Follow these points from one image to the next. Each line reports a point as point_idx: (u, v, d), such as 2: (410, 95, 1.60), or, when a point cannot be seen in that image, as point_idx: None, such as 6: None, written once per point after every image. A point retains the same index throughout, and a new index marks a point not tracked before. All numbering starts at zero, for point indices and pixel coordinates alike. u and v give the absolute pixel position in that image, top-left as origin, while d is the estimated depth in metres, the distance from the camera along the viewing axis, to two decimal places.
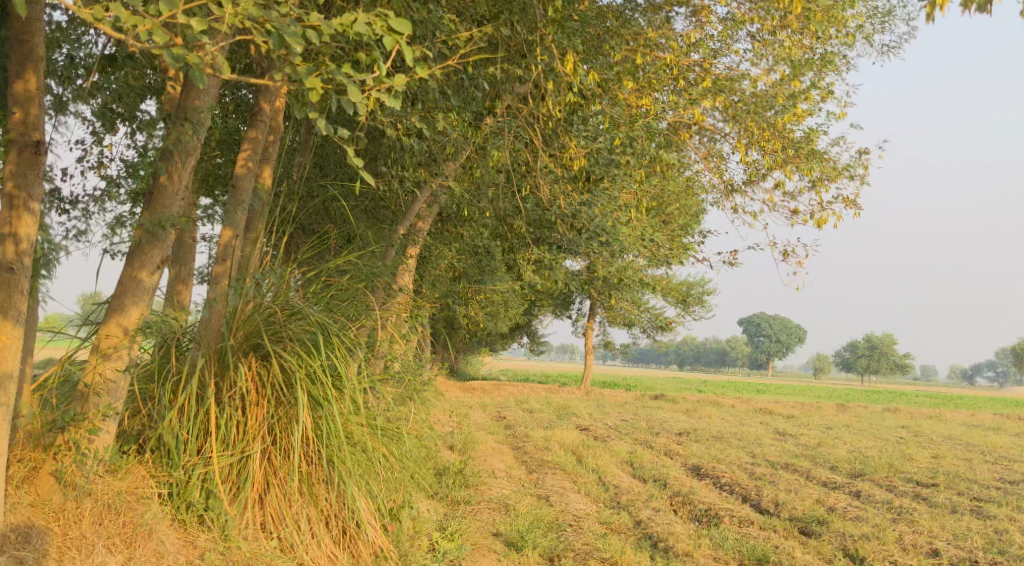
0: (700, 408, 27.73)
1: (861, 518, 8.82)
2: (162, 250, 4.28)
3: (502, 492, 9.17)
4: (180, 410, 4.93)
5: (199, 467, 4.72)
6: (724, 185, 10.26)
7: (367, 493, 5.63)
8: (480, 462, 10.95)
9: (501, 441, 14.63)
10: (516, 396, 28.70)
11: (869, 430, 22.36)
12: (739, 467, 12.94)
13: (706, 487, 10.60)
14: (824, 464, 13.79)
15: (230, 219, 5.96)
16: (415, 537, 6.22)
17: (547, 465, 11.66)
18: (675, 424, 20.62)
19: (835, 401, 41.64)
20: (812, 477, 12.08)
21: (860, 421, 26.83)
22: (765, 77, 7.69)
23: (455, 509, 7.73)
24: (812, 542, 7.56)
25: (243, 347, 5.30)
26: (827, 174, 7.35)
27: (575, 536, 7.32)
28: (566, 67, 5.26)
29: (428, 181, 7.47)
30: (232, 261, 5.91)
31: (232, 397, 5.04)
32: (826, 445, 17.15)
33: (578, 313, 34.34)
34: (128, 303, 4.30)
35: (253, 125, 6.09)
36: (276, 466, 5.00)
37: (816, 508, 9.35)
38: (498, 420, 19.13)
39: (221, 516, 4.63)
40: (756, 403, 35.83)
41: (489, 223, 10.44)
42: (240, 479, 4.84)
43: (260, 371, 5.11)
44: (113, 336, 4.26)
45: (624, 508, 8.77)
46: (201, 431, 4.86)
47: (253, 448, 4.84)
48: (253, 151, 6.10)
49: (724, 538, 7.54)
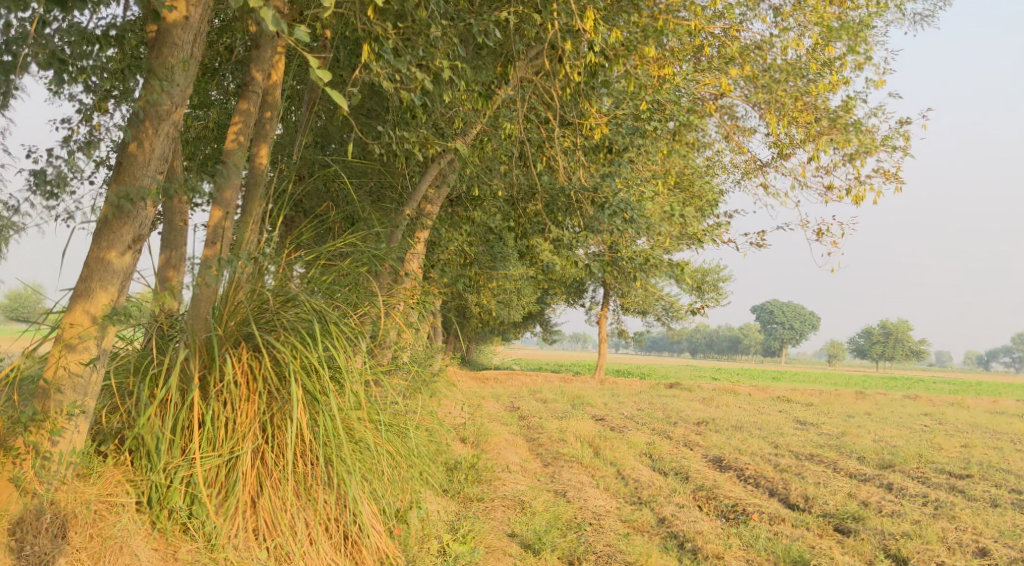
0: (718, 397, 27.21)
1: (898, 514, 8.31)
2: (132, 227, 3.88)
3: (517, 488, 8.72)
4: (161, 407, 4.49)
5: (182, 470, 4.28)
6: (748, 164, 9.73)
7: (371, 495, 5.19)
8: (493, 456, 10.51)
9: (514, 433, 14.19)
10: (528, 385, 28.28)
11: (893, 417, 21.75)
12: (763, 458, 12.44)
13: (730, 480, 10.12)
14: (851, 454, 13.26)
15: (220, 198, 5.53)
16: (424, 540, 5.77)
17: (563, 458, 11.20)
18: (693, 413, 20.13)
19: (854, 388, 40.92)
20: (840, 468, 11.56)
21: (881, 408, 26.23)
22: (796, 44, 7.15)
23: (468, 507, 7.27)
24: (850, 541, 7.06)
25: (233, 336, 4.88)
26: (864, 146, 6.82)
27: (595, 536, 6.85)
28: (584, 23, 4.77)
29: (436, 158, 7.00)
30: (223, 243, 5.48)
31: (219, 391, 4.60)
32: (850, 434, 16.60)
33: (591, 301, 33.83)
34: (95, 288, 3.88)
35: (243, 96, 5.65)
36: (270, 467, 4.57)
37: (849, 503, 8.84)
38: (511, 410, 18.69)
39: (205, 524, 4.20)
40: (774, 391, 35.20)
41: (501, 206, 9.96)
42: (228, 482, 4.41)
43: (250, 363, 4.68)
44: (79, 325, 3.85)
45: (646, 504, 8.29)
46: (185, 429, 4.44)
47: (241, 448, 4.40)
48: (245, 125, 5.64)
49: (756, 537, 7.05)
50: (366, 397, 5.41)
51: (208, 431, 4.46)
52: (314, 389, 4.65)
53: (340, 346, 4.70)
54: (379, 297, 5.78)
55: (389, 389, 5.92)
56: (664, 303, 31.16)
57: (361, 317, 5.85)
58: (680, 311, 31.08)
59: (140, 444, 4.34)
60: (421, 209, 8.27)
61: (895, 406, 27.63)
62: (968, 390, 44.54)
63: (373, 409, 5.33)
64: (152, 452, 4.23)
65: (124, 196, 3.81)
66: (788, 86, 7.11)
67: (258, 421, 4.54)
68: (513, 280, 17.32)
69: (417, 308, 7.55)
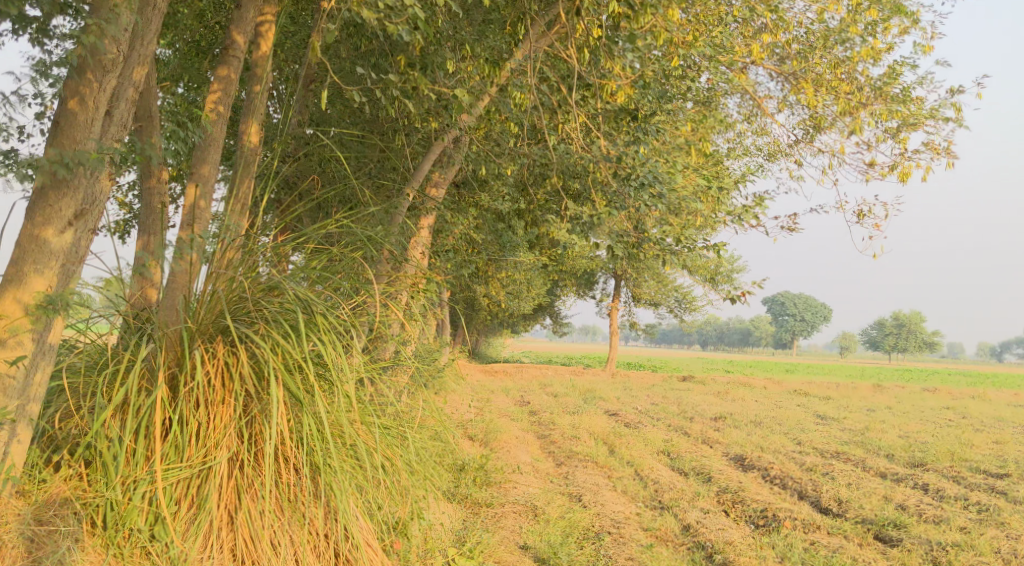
0: (733, 390, 26.59)
1: (941, 519, 7.70)
2: (73, 197, 3.40)
3: (529, 491, 8.17)
4: (121, 411, 3.90)
5: (143, 483, 3.69)
6: (774, 143, 9.09)
7: (366, 508, 4.63)
8: (504, 456, 9.95)
9: (525, 430, 13.62)
10: (539, 378, 27.73)
11: (915, 412, 21.07)
12: (787, 457, 11.82)
13: (755, 481, 9.52)
14: (879, 452, 12.63)
15: (196, 175, 4.96)
16: (427, 555, 5.21)
17: (577, 457, 10.63)
18: (709, 407, 19.52)
19: (870, 381, 40.18)
20: (869, 468, 10.94)
21: (901, 401, 25.51)
22: (835, 7, 6.49)
23: (477, 515, 6.72)
24: (894, 552, 6.47)
25: (207, 329, 4.30)
26: (911, 119, 6.17)
27: (616, 548, 6.27)
28: None
29: (439, 134, 6.39)
30: (199, 225, 4.90)
31: (190, 393, 4.02)
32: (875, 429, 15.93)
33: (603, 292, 33.21)
34: (29, 272, 3.35)
35: (223, 61, 5.11)
36: (248, 478, 4.00)
37: (886, 507, 8.22)
38: (521, 405, 18.14)
39: (169, 549, 3.60)
40: (789, 384, 34.50)
41: (511, 190, 9.37)
42: (199, 497, 3.84)
43: (226, 360, 4.10)
44: (8, 315, 3.31)
45: (667, 510, 7.71)
46: (149, 436, 3.87)
47: (214, 458, 3.82)
48: (225, 93, 5.09)
49: (791, 547, 6.46)
50: (360, 396, 4.82)
51: (175, 437, 3.88)
52: (299, 388, 4.07)
53: (328, 338, 4.11)
54: (376, 285, 5.21)
55: (387, 386, 5.35)
56: (677, 295, 30.51)
57: (357, 309, 5.28)
58: (693, 302, 30.40)
59: (95, 454, 3.75)
60: (424, 192, 7.69)
61: (914, 399, 26.92)
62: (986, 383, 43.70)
63: (368, 410, 4.75)
64: (108, 464, 3.66)
65: (58, 161, 3.28)
66: (825, 54, 6.49)
67: (233, 425, 3.96)
68: (523, 271, 16.74)
69: (420, 298, 6.98)
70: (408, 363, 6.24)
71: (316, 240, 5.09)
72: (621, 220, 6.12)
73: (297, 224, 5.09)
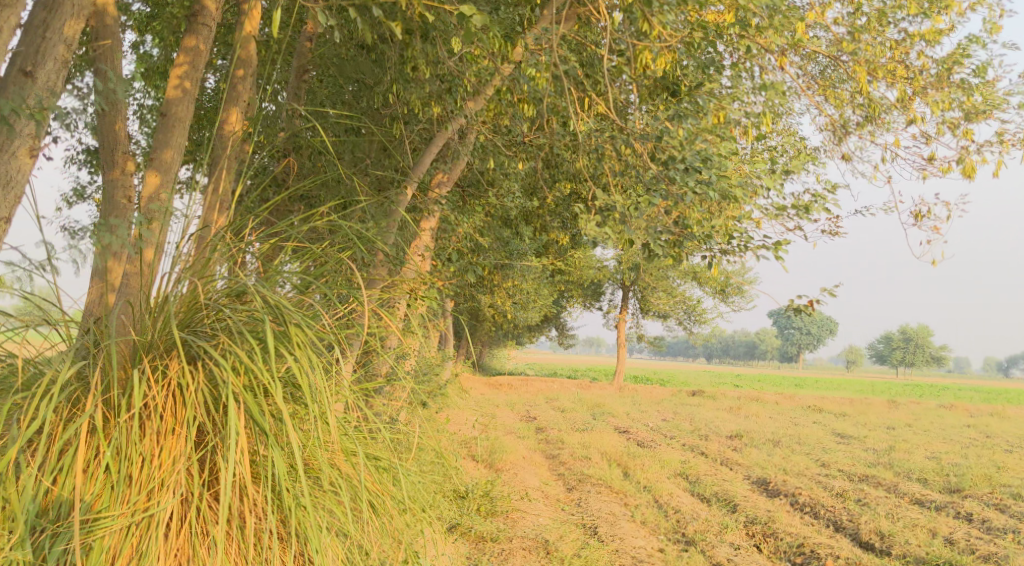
0: (746, 405, 25.75)
1: (996, 558, 6.95)
2: None
3: (540, 523, 7.44)
4: (45, 444, 3.19)
5: (66, 538, 2.98)
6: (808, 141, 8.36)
7: (352, 554, 3.90)
8: (511, 481, 9.21)
9: (532, 448, 12.87)
10: (545, 392, 26.99)
11: (937, 430, 20.23)
12: (813, 480, 11.04)
13: (784, 510, 8.75)
14: (911, 475, 11.82)
15: (156, 162, 4.24)
16: None
17: (590, 481, 9.88)
18: (723, 424, 18.74)
19: (884, 396, 39.23)
20: (903, 494, 10.17)
21: (920, 418, 24.65)
22: None
23: (482, 552, 5.99)
24: None
25: (161, 344, 3.59)
26: (975, 109, 5.42)
27: None
28: None
29: (443, 121, 5.68)
30: (161, 219, 4.15)
31: (132, 422, 3.30)
32: (900, 449, 15.12)
33: (610, 304, 32.46)
34: None
35: (192, 29, 4.43)
36: (202, 526, 3.28)
37: (932, 541, 7.46)
38: (527, 420, 17.39)
39: None
40: (800, 399, 33.66)
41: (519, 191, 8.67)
42: (139, 551, 3.12)
43: (178, 382, 3.38)
44: None
45: (692, 545, 6.97)
46: (79, 476, 3.16)
47: (156, 504, 3.11)
48: (193, 67, 4.40)
49: None
50: (341, 425, 4.06)
51: (111, 478, 3.18)
52: (265, 416, 3.33)
53: (306, 355, 3.35)
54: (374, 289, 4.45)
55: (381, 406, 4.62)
56: (686, 307, 29.73)
57: (341, 319, 4.54)
58: (703, 315, 29.60)
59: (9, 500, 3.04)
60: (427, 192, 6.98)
61: (931, 415, 26.10)
62: (1000, 398, 42.75)
63: (354, 440, 4.00)
64: (20, 514, 2.94)
65: None
66: (876, 37, 5.76)
67: (184, 462, 3.25)
68: (529, 280, 16.03)
69: (420, 308, 6.28)
70: (405, 381, 5.54)
71: (301, 232, 4.32)
72: (649, 217, 5.36)
73: (278, 215, 4.34)
